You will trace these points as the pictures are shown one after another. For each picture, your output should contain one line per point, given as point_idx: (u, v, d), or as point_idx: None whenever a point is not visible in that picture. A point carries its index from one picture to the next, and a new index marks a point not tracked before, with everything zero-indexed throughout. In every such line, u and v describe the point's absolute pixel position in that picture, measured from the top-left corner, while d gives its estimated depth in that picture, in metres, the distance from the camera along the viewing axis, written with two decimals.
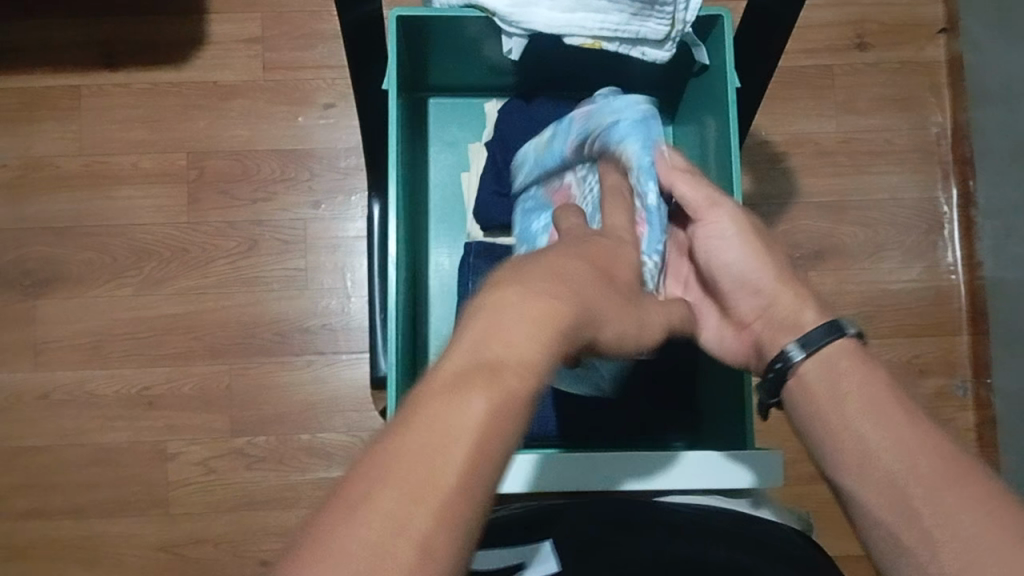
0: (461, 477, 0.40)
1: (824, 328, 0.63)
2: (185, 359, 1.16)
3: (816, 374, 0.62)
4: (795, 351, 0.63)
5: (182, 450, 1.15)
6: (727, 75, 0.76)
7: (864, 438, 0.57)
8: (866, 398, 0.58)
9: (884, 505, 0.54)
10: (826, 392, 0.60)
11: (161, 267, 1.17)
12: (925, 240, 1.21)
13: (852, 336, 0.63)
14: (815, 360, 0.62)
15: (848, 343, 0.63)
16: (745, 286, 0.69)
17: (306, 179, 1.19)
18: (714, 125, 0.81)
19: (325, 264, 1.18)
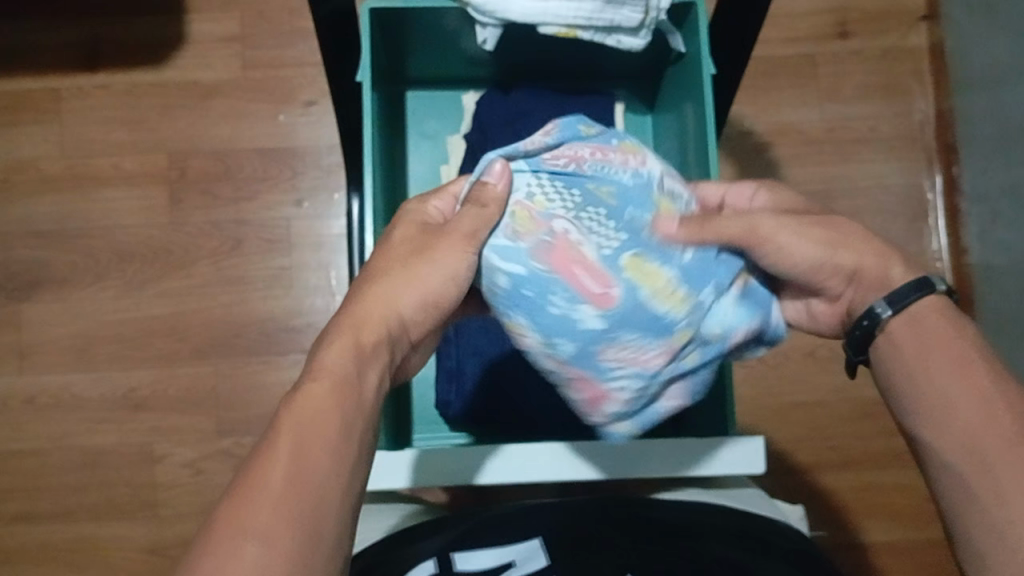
0: (285, 474, 0.47)
1: (909, 286, 0.59)
2: (170, 360, 1.16)
3: (909, 335, 0.58)
4: (887, 310, 0.59)
5: (169, 452, 1.14)
6: (702, 62, 0.76)
7: (941, 390, 0.56)
8: (949, 354, 0.56)
9: (959, 463, 0.54)
10: (918, 358, 0.57)
11: (145, 268, 1.17)
12: (911, 227, 1.21)
13: (939, 294, 0.59)
14: (911, 320, 0.58)
15: (937, 303, 0.58)
16: (825, 276, 0.61)
17: (290, 178, 1.19)
18: (692, 113, 0.81)
19: (310, 262, 1.18)
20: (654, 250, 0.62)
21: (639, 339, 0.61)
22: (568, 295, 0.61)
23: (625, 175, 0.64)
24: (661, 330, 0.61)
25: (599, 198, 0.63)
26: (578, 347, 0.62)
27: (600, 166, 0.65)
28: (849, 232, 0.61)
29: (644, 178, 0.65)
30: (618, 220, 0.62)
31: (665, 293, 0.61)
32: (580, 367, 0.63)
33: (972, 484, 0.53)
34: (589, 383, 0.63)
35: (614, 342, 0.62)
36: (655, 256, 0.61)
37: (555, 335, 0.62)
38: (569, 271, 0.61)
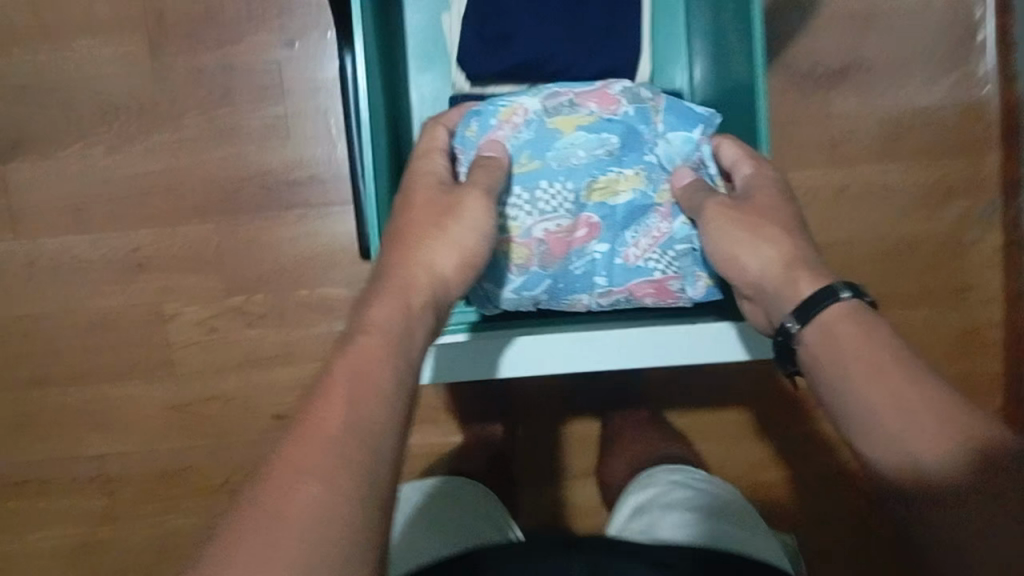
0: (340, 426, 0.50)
1: (822, 293, 0.60)
2: (170, 218, 1.11)
3: (819, 342, 0.59)
4: (790, 324, 0.61)
5: (179, 311, 1.12)
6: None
7: (867, 396, 0.55)
8: (861, 361, 0.56)
9: (894, 470, 0.53)
10: (830, 341, 0.59)
11: (133, 122, 1.10)
12: (958, 49, 1.10)
13: (853, 299, 0.60)
14: (844, 311, 0.59)
15: (845, 308, 0.59)
16: (741, 277, 0.66)
17: (277, 17, 1.08)
18: None
19: (307, 109, 1.10)
20: (593, 171, 0.71)
21: (639, 227, 0.73)
22: (577, 256, 0.73)
23: (522, 136, 0.72)
24: (643, 207, 0.73)
25: (535, 172, 0.71)
26: (608, 273, 0.74)
27: (512, 146, 0.72)
28: (761, 229, 0.65)
29: (534, 121, 0.72)
30: (559, 175, 0.71)
31: (624, 187, 0.72)
32: (624, 285, 0.74)
33: (900, 476, 0.52)
34: (644, 285, 0.74)
35: (628, 245, 0.73)
36: (599, 173, 0.72)
37: (591, 281, 0.74)
38: (578, 241, 0.72)
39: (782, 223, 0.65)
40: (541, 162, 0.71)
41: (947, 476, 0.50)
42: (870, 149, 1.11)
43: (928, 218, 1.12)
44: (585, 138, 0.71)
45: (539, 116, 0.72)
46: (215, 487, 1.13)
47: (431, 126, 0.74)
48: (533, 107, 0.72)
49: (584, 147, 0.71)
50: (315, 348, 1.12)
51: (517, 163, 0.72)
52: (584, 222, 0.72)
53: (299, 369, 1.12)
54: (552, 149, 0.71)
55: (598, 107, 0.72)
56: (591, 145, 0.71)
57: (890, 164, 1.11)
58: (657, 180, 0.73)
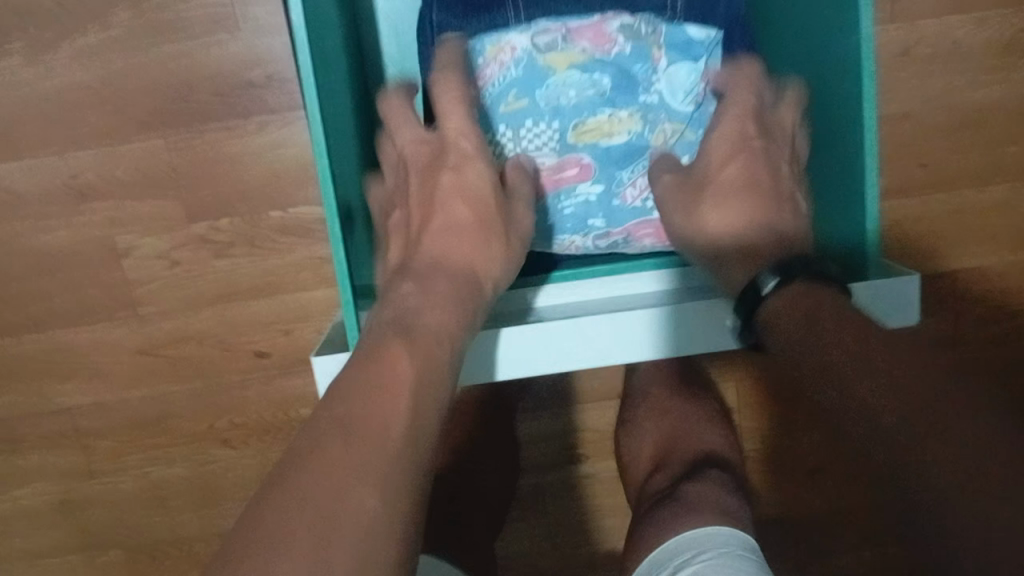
0: None
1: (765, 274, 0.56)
2: (109, 137, 0.94)
3: (796, 313, 0.53)
4: (771, 284, 0.55)
5: (135, 244, 0.97)
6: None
7: (860, 396, 0.45)
8: (856, 354, 0.47)
9: (904, 503, 0.41)
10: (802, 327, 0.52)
11: (51, 22, 0.91)
12: None
13: (780, 289, 0.55)
14: (805, 290, 0.54)
15: (788, 296, 0.54)
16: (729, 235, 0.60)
17: None
18: None
19: None
20: (583, 112, 0.67)
21: (634, 167, 0.69)
22: (569, 197, 0.70)
23: (512, 74, 0.67)
24: (635, 150, 0.69)
25: (525, 112, 0.67)
26: (605, 214, 0.71)
27: (500, 85, 0.67)
28: (736, 177, 0.61)
29: (523, 57, 0.67)
30: (545, 115, 0.67)
31: (618, 126, 0.68)
32: (622, 226, 0.71)
33: (907, 504, 0.41)
34: (642, 224, 0.71)
35: (625, 185, 0.70)
36: (589, 115, 0.67)
37: (586, 223, 0.71)
38: (569, 182, 0.69)
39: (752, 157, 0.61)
40: (531, 103, 0.67)
41: (953, 495, 0.38)
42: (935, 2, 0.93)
43: (1001, 84, 0.95)
44: (580, 78, 0.66)
45: (530, 53, 0.66)
46: (201, 438, 1.02)
47: (446, 44, 0.66)
48: (522, 43, 0.67)
49: (575, 87, 0.66)
50: (295, 277, 0.98)
51: (507, 103, 0.67)
52: (573, 164, 0.69)
53: (280, 303, 0.98)
54: (542, 88, 0.67)
55: (593, 46, 0.67)
56: (585, 84, 0.66)
57: (958, 19, 0.94)
58: (653, 116, 0.69)
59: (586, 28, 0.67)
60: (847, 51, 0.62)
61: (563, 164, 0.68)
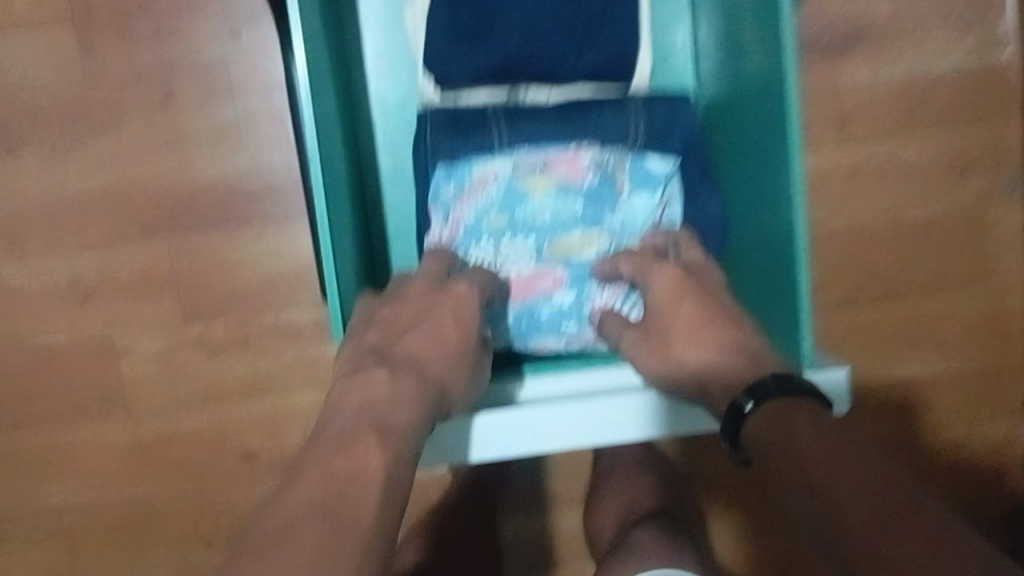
0: None
1: (758, 385, 0.55)
2: (115, 241, 0.99)
3: (770, 428, 0.53)
4: (757, 402, 0.55)
5: (132, 344, 1.00)
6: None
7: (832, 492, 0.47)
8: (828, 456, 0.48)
9: None
10: (781, 438, 0.52)
11: (67, 134, 0.97)
12: (976, 9, 1.00)
13: (757, 405, 0.55)
14: (786, 405, 0.54)
15: (763, 414, 0.54)
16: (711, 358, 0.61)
17: (218, 7, 0.95)
18: None
19: (258, 109, 0.97)
20: (556, 231, 0.75)
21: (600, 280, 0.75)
22: (543, 302, 0.75)
23: (492, 192, 0.76)
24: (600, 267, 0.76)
25: (502, 228, 0.75)
26: (576, 320, 0.76)
27: (479, 203, 0.76)
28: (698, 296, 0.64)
29: (504, 181, 0.76)
30: (521, 230, 0.75)
31: (587, 245, 0.76)
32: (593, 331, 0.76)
33: None
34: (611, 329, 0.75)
35: (593, 296, 0.75)
36: (562, 233, 0.75)
37: (560, 327, 0.76)
38: (544, 290, 0.75)
39: (693, 289, 0.64)
40: (507, 219, 0.75)
41: None
42: (882, 125, 1.01)
43: (947, 198, 1.03)
44: (552, 202, 0.75)
45: (511, 175, 0.76)
46: (185, 537, 1.02)
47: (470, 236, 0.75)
48: (503, 169, 0.76)
49: (550, 209, 0.75)
50: (283, 376, 1.01)
51: (488, 218, 0.76)
52: (544, 275, 0.75)
53: (268, 404, 1.01)
54: (518, 206, 0.75)
55: (568, 176, 0.76)
56: (556, 207, 0.75)
57: (903, 138, 1.02)
58: (619, 239, 0.76)
59: (561, 159, 0.76)
60: (777, 187, 0.69)
61: (534, 275, 0.75)
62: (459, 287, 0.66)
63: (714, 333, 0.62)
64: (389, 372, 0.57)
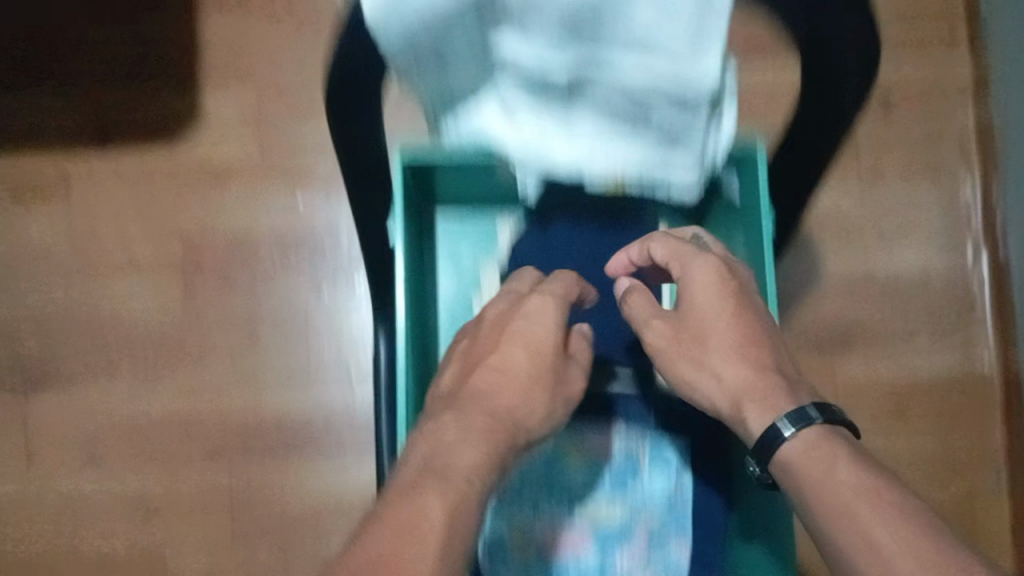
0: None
1: (792, 415, 0.59)
2: (183, 462, 1.10)
3: (801, 454, 0.58)
4: (815, 414, 0.59)
5: (180, 560, 1.08)
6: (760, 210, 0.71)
7: (868, 533, 0.52)
8: (852, 491, 0.54)
9: None
10: (824, 474, 0.56)
11: (158, 364, 1.11)
12: (955, 321, 1.15)
13: (804, 429, 0.59)
14: (823, 432, 0.58)
15: (805, 439, 0.58)
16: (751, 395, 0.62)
17: (310, 268, 1.12)
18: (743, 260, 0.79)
19: (329, 357, 1.11)
20: (583, 493, 0.77)
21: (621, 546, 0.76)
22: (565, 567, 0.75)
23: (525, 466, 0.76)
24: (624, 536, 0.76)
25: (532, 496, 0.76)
26: None
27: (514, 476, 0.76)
28: (740, 354, 0.64)
29: (542, 450, 0.77)
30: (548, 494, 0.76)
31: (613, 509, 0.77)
32: None
33: None
34: None
35: (616, 564, 0.75)
36: (589, 496, 0.77)
37: None
38: (569, 555, 0.76)
39: (738, 305, 0.65)
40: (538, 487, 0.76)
41: None
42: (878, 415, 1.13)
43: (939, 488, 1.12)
44: (580, 466, 0.78)
45: (546, 447, 0.77)
46: None
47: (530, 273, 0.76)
48: (542, 441, 0.77)
49: (578, 471, 0.78)
50: None
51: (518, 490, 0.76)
52: (569, 536, 0.76)
53: None
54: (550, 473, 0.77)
55: (598, 446, 0.78)
56: (583, 469, 0.78)
57: (894, 428, 1.13)
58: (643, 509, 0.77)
59: (593, 427, 0.78)
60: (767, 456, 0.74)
61: (560, 538, 0.76)
62: (536, 300, 0.67)
63: (762, 337, 0.65)
64: (457, 417, 0.58)
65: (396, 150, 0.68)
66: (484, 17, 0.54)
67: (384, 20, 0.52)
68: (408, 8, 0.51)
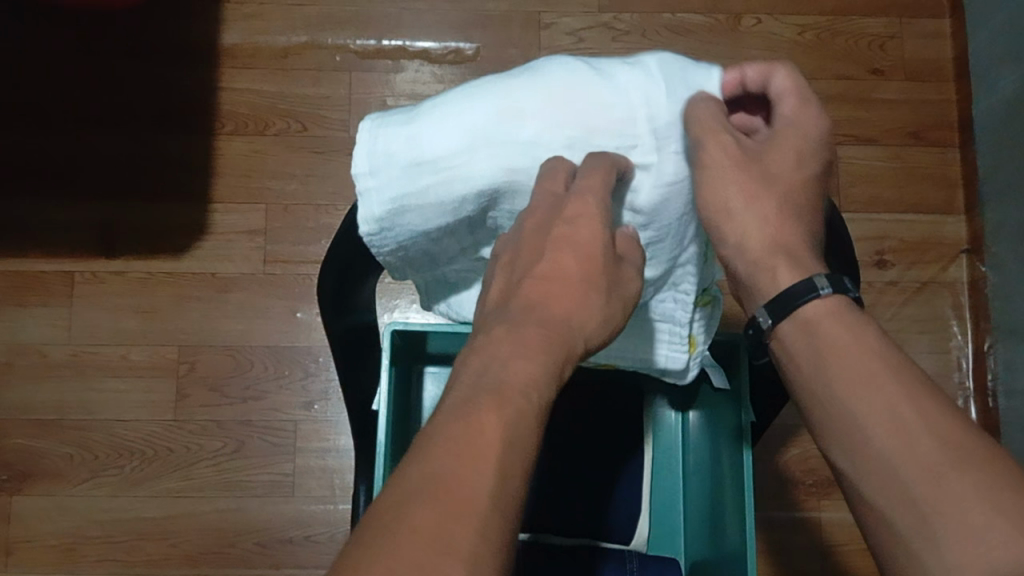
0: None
1: (800, 286, 0.53)
2: (160, 567, 1.09)
3: (823, 323, 0.52)
4: (827, 289, 0.52)
5: None
6: (742, 405, 0.69)
7: (869, 427, 0.48)
8: (853, 359, 0.50)
9: (905, 522, 0.46)
10: (823, 350, 0.51)
11: (144, 467, 1.11)
12: None
13: (833, 294, 0.52)
14: (830, 308, 0.52)
15: (828, 305, 0.52)
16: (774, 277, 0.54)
17: (302, 379, 1.14)
18: (701, 478, 0.77)
19: (313, 469, 1.12)
20: None
21: None
22: None
23: None
24: None
25: None
26: None
27: None
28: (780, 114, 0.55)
29: None
30: None
31: None
32: None
33: (920, 536, 0.46)
34: None
35: None
36: None
37: None
38: None
39: (787, 215, 0.55)
40: None
41: (966, 522, 0.44)
42: (865, 565, 1.11)
43: None
44: None
45: None
46: None
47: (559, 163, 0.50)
48: None
49: None
50: None
51: None
52: None
53: None
54: None
55: None
56: None
57: None
58: None
59: None
60: None
61: None
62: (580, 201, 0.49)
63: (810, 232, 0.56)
64: (509, 329, 0.47)
65: (388, 321, 0.72)
66: (475, 232, 0.57)
67: (377, 237, 0.55)
68: (401, 223, 0.53)
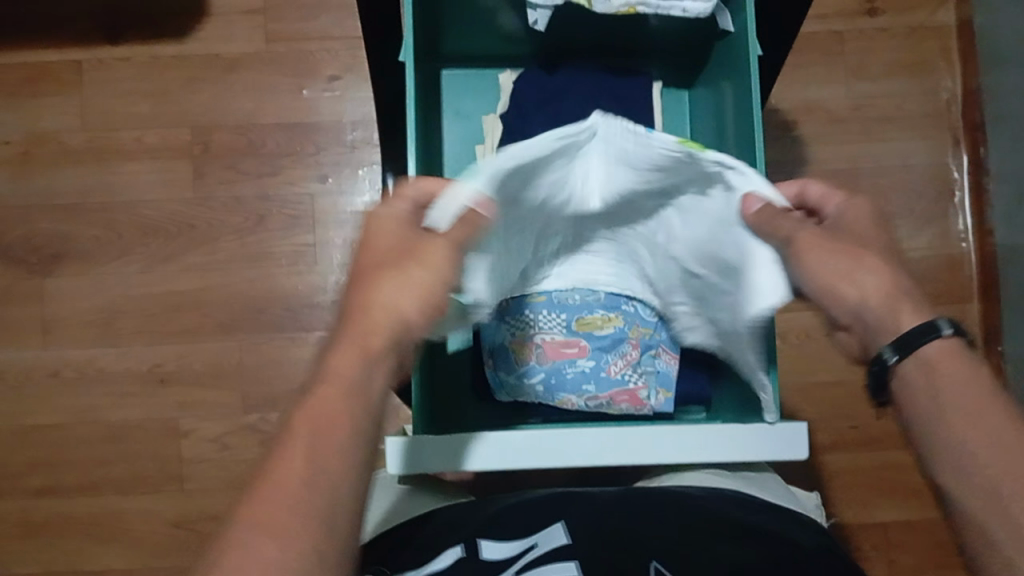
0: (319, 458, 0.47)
1: (918, 328, 0.55)
2: (195, 334, 1.15)
3: (920, 376, 0.54)
4: (947, 329, 0.54)
5: (195, 426, 1.14)
6: (748, 43, 0.74)
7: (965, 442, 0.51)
8: (966, 394, 0.52)
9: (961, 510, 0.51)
10: (938, 384, 0.54)
11: (170, 243, 1.15)
12: (937, 207, 1.21)
13: (952, 336, 0.55)
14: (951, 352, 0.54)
15: (947, 347, 0.54)
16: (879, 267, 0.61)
17: (313, 154, 1.17)
18: (732, 98, 0.80)
19: (334, 238, 1.16)
20: (583, 310, 0.78)
21: (615, 351, 0.79)
22: (565, 376, 0.78)
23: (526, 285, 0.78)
24: (617, 342, 0.79)
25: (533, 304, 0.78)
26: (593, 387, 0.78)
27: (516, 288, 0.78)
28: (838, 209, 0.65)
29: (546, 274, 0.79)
30: (553, 308, 0.78)
31: (604, 322, 0.78)
32: (606, 392, 0.78)
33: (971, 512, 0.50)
34: (624, 387, 0.78)
35: (608, 363, 0.79)
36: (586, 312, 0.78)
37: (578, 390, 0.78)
38: (568, 357, 0.78)
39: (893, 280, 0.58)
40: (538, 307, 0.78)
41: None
42: None
43: None
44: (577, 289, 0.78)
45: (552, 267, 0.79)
46: None
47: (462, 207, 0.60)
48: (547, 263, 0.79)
49: (580, 291, 0.78)
50: None
51: (523, 309, 0.78)
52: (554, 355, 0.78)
53: None
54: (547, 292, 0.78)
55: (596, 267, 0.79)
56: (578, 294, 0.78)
57: None
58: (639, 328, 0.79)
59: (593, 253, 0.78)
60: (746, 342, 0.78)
61: (551, 349, 0.78)
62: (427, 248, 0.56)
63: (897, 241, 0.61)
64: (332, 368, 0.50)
65: None
66: None
67: None
68: None
